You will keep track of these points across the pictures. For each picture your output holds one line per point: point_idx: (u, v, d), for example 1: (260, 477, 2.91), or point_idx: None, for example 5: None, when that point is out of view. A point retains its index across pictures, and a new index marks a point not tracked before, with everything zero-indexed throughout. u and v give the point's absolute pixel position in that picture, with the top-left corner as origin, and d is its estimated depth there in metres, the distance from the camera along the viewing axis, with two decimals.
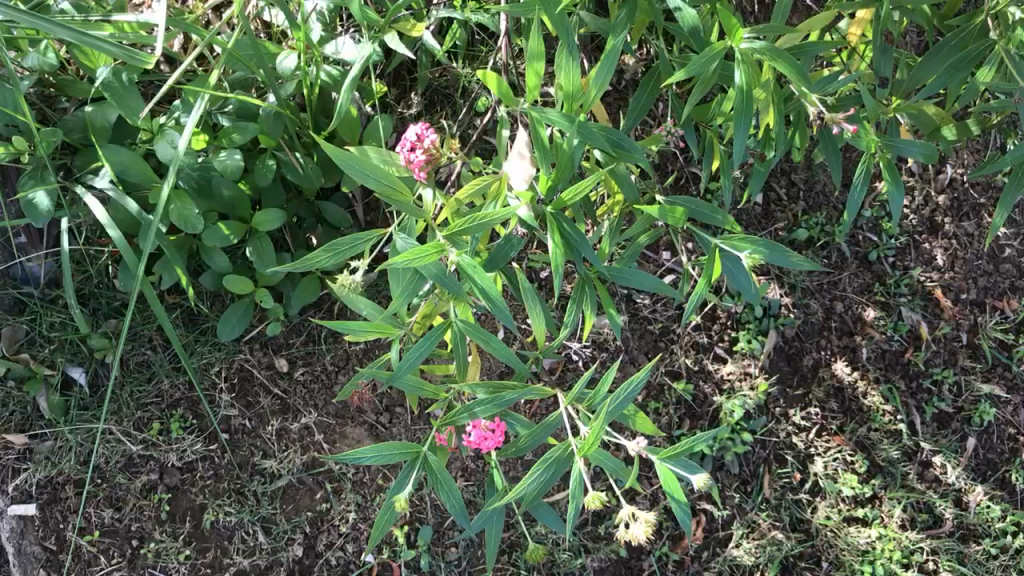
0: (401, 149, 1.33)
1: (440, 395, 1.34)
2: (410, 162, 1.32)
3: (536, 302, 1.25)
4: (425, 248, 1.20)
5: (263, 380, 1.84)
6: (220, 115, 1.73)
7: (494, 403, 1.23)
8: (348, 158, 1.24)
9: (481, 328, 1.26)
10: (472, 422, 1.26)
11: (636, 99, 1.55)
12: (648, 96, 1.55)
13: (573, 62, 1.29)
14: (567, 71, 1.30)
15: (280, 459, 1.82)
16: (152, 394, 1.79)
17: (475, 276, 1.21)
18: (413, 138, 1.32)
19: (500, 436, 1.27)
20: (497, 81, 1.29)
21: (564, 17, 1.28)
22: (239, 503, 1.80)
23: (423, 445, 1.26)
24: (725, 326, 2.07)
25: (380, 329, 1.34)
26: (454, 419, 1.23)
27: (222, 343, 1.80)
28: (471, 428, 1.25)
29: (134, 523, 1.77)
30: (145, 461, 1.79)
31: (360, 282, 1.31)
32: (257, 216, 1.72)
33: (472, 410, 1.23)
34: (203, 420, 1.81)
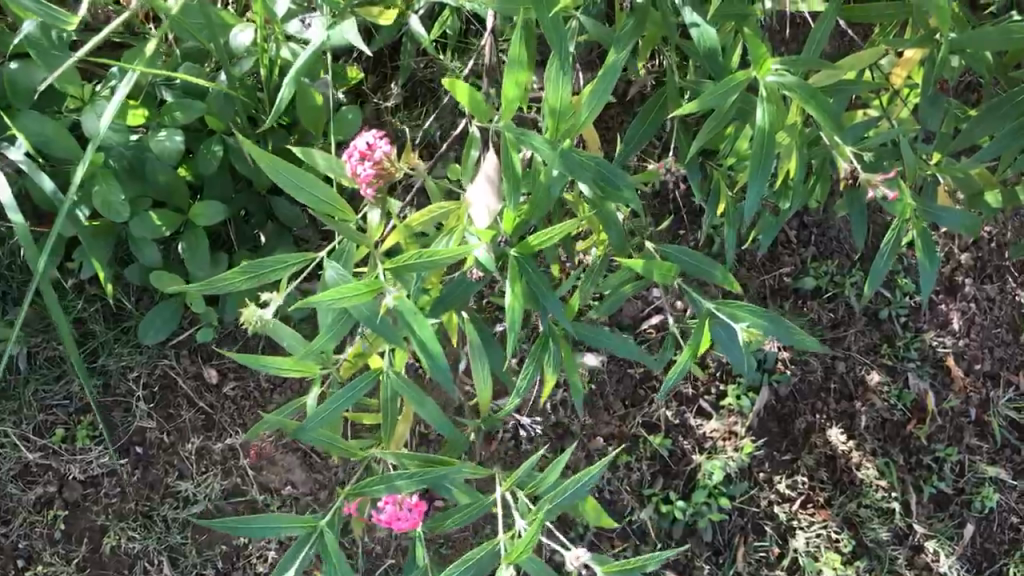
0: (346, 155, 1.14)
1: (353, 456, 1.13)
2: (356, 174, 1.13)
3: (484, 359, 1.09)
4: (357, 285, 1.02)
5: (188, 391, 1.63)
6: (164, 89, 1.52)
7: (418, 476, 1.05)
8: (279, 166, 1.07)
9: (414, 386, 1.09)
10: (386, 497, 1.08)
11: (636, 125, 1.34)
12: (650, 121, 1.34)
13: (563, 78, 1.07)
14: (555, 88, 1.07)
15: (198, 482, 1.61)
16: (58, 396, 1.58)
17: (413, 323, 1.04)
18: (362, 145, 1.13)
19: (417, 519, 1.08)
20: (468, 92, 1.08)
21: (559, 23, 1.06)
22: (145, 529, 1.59)
23: (321, 517, 1.07)
24: (713, 378, 1.87)
25: (293, 368, 1.14)
26: (367, 488, 1.05)
27: (144, 346, 1.59)
28: (383, 502, 1.08)
29: (22, 541, 1.56)
30: (43, 471, 1.57)
31: (270, 319, 1.00)
32: (194, 208, 1.51)
33: (391, 481, 1.05)
34: (115, 431, 1.60)
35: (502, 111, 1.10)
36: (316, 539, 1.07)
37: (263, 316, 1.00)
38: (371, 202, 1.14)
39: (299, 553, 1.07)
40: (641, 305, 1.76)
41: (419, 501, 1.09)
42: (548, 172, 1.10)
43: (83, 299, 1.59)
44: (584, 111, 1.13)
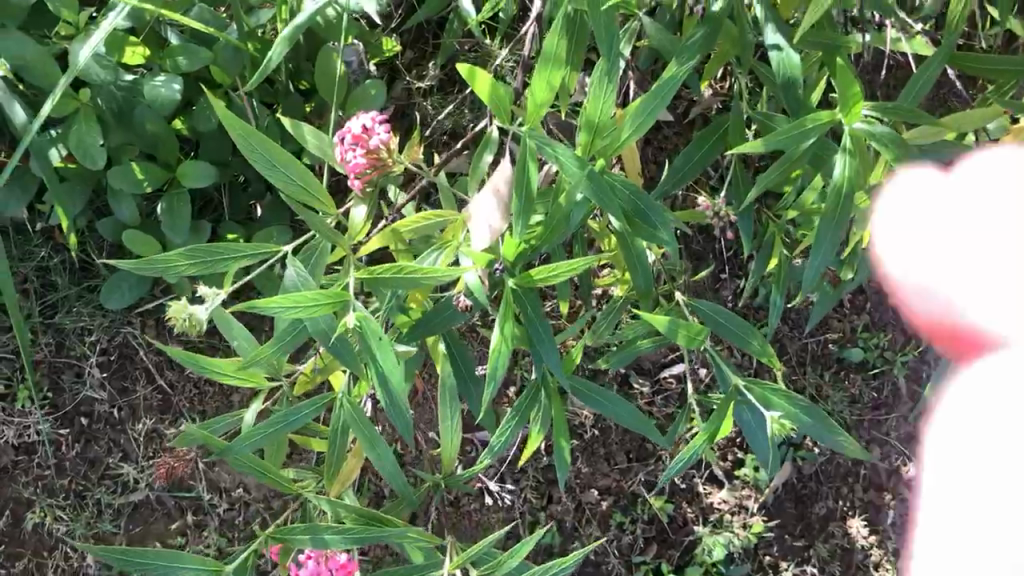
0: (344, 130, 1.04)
1: (284, 489, 1.02)
2: (344, 154, 1.04)
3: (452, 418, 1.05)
4: (316, 295, 0.91)
5: (148, 366, 1.47)
6: (170, 29, 1.35)
7: (347, 535, 0.95)
8: (254, 143, 0.99)
9: (368, 426, 0.98)
10: (309, 553, 0.99)
11: (687, 154, 1.15)
12: (704, 152, 1.16)
13: (605, 91, 0.89)
14: (596, 101, 0.89)
15: (141, 468, 1.46)
16: (5, 350, 1.42)
17: (376, 352, 0.92)
18: (359, 127, 1.02)
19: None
20: (491, 84, 0.90)
21: (611, 21, 0.88)
22: (75, 510, 1.44)
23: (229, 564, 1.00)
24: (732, 443, 1.68)
25: (241, 377, 1.03)
26: (289, 535, 0.94)
27: (107, 310, 1.43)
28: (304, 558, 0.99)
29: None
30: None
31: (205, 320, 0.92)
32: (181, 166, 1.35)
33: (319, 534, 0.94)
34: (60, 396, 1.45)
35: (527, 115, 0.90)
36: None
37: (196, 315, 0.92)
38: (358, 198, 1.09)
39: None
40: (665, 351, 1.58)
41: (348, 561, 0.98)
42: (573, 196, 0.91)
43: (49, 248, 1.43)
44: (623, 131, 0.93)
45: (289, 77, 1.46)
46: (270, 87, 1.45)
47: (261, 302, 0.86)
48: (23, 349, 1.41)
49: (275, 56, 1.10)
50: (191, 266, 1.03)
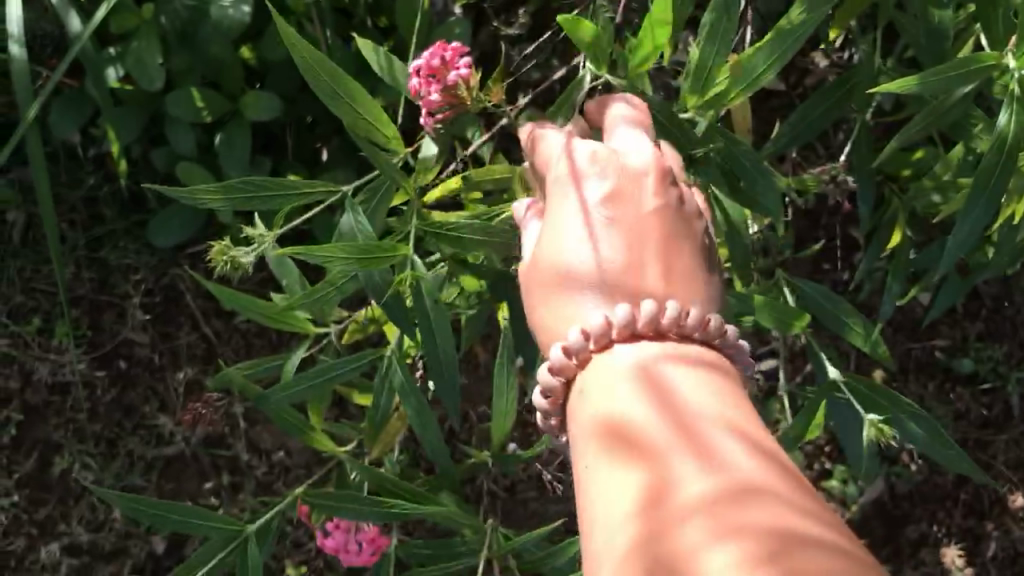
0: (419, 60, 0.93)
1: (318, 446, 0.95)
2: (421, 87, 0.92)
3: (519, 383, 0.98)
4: (375, 247, 0.83)
5: (195, 311, 1.36)
6: None
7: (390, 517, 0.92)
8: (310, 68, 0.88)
9: (416, 395, 0.92)
10: (338, 521, 1.00)
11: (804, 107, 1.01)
12: (821, 111, 1.02)
13: (722, 30, 0.86)
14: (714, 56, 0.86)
15: (178, 420, 1.35)
16: (47, 280, 1.33)
17: (432, 312, 0.89)
18: (439, 55, 0.91)
19: (368, 556, 1.00)
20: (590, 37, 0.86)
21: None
22: (105, 459, 1.34)
23: (251, 526, 0.97)
24: (820, 452, 1.51)
25: (285, 322, 0.95)
26: (327, 507, 0.91)
27: (155, 248, 1.33)
28: (332, 528, 1.00)
29: None
30: (5, 362, 1.33)
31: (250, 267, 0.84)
32: (246, 97, 1.24)
33: (360, 512, 0.92)
34: (99, 336, 1.35)
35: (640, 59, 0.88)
36: (237, 546, 0.97)
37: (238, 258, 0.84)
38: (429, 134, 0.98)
39: (216, 556, 0.97)
40: (755, 342, 1.43)
41: (377, 536, 1.01)
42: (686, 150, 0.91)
43: (100, 176, 1.34)
44: (730, 90, 0.88)
45: (368, 10, 1.34)
46: (346, 22, 1.34)
47: (309, 249, 0.78)
48: (64, 281, 1.32)
49: None
50: (242, 203, 0.93)
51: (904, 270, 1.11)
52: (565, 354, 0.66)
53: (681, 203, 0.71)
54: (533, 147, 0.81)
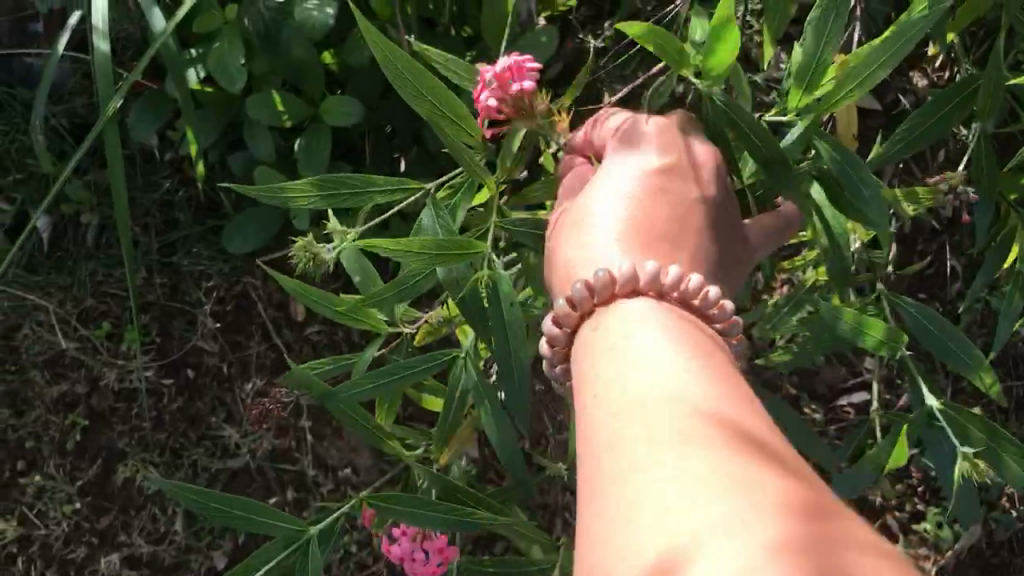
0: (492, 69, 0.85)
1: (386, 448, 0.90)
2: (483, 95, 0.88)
3: None
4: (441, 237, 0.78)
5: (265, 321, 1.33)
6: None
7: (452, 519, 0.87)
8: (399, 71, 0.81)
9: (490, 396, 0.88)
10: (406, 528, 0.96)
11: (929, 107, 0.92)
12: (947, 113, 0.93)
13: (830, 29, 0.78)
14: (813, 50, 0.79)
15: (244, 432, 1.31)
16: (119, 285, 1.31)
17: (506, 316, 0.82)
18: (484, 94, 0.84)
19: (434, 566, 0.94)
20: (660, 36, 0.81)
21: None
22: (169, 469, 1.31)
23: (316, 526, 0.93)
24: (912, 492, 1.43)
25: (355, 318, 0.90)
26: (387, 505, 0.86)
27: (228, 254, 1.30)
28: (399, 535, 0.96)
29: (28, 441, 1.29)
30: (74, 366, 1.31)
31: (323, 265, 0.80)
32: (326, 101, 1.21)
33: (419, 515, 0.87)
34: (168, 343, 1.32)
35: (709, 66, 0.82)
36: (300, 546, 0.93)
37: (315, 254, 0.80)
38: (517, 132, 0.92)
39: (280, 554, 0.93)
40: (844, 372, 1.35)
41: (447, 546, 0.95)
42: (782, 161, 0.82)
43: (175, 180, 1.31)
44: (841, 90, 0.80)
45: (452, 19, 1.30)
46: (429, 31, 1.30)
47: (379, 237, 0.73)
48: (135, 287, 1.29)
49: None
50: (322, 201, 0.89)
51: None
52: (590, 288, 0.69)
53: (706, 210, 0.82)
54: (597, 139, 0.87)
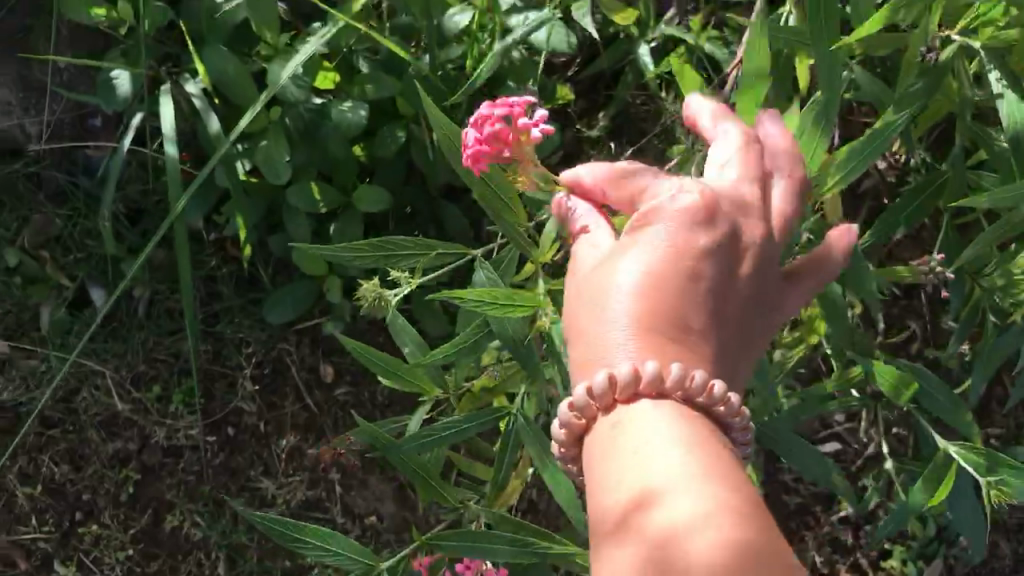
0: (474, 136, 0.89)
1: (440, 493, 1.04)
2: (505, 109, 0.88)
3: None
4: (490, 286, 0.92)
5: (298, 383, 1.48)
6: (363, 59, 1.39)
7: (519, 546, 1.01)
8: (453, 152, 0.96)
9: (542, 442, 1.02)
10: (467, 564, 1.08)
11: (906, 197, 1.13)
12: (920, 200, 1.13)
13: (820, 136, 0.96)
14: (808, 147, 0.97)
15: (279, 484, 1.46)
16: (168, 351, 1.46)
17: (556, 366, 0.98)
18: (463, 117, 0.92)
19: None
20: None
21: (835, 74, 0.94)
22: (212, 518, 1.44)
23: (381, 560, 1.02)
24: (881, 532, 1.59)
25: (411, 382, 1.06)
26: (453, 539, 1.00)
27: (267, 323, 1.46)
28: (461, 568, 1.08)
29: (85, 493, 1.43)
30: (127, 426, 1.45)
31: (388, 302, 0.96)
32: (358, 189, 1.37)
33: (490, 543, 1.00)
34: (211, 404, 1.47)
35: None
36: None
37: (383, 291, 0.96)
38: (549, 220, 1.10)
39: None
40: (817, 425, 1.52)
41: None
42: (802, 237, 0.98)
43: (219, 257, 1.47)
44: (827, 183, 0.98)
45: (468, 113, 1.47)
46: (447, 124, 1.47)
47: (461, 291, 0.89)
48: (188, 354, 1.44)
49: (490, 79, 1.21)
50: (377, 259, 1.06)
51: (987, 359, 1.18)
52: (614, 384, 0.71)
53: None
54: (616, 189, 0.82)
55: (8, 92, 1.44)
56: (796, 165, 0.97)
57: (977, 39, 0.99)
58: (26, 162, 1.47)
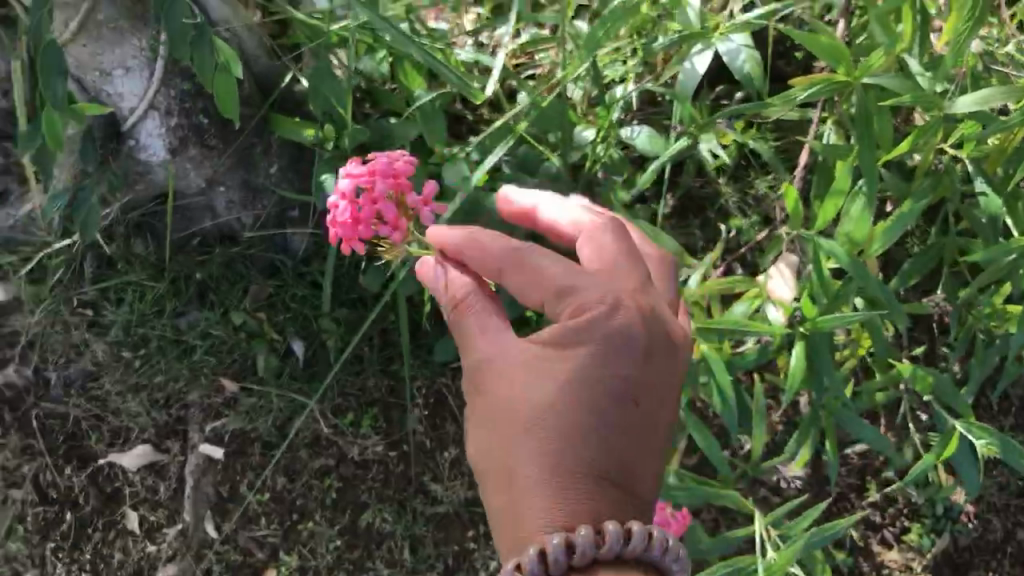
0: (351, 216, 1.25)
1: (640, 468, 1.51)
2: (387, 190, 1.26)
3: (762, 422, 1.49)
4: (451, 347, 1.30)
5: (455, 409, 1.91)
6: (505, 162, 1.87)
7: (692, 494, 1.46)
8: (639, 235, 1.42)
9: (704, 431, 1.48)
10: (661, 506, 1.50)
11: (912, 263, 1.60)
12: (924, 264, 1.60)
13: (867, 214, 1.46)
14: (860, 224, 1.47)
15: (446, 487, 1.88)
16: (355, 387, 1.88)
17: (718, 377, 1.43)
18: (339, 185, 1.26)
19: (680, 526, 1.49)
20: (795, 202, 1.46)
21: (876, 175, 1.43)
22: (398, 515, 1.87)
23: None
24: (901, 512, 2.03)
25: None
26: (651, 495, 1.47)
27: (432, 363, 1.88)
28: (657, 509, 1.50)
29: (299, 499, 1.87)
30: (328, 445, 1.88)
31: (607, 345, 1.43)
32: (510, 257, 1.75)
33: (674, 494, 1.46)
34: (392, 426, 1.89)
35: (815, 222, 1.48)
36: None
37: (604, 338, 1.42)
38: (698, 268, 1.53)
39: None
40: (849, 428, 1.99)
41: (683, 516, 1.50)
42: (869, 278, 1.44)
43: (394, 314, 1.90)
44: (874, 244, 1.49)
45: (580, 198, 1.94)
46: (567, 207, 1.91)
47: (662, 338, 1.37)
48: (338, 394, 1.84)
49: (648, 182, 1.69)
50: None
51: (983, 366, 1.65)
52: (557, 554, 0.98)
53: (593, 367, 1.06)
54: (532, 292, 1.11)
55: (233, 193, 1.84)
56: (850, 235, 1.48)
57: (962, 152, 1.52)
58: (241, 246, 1.90)
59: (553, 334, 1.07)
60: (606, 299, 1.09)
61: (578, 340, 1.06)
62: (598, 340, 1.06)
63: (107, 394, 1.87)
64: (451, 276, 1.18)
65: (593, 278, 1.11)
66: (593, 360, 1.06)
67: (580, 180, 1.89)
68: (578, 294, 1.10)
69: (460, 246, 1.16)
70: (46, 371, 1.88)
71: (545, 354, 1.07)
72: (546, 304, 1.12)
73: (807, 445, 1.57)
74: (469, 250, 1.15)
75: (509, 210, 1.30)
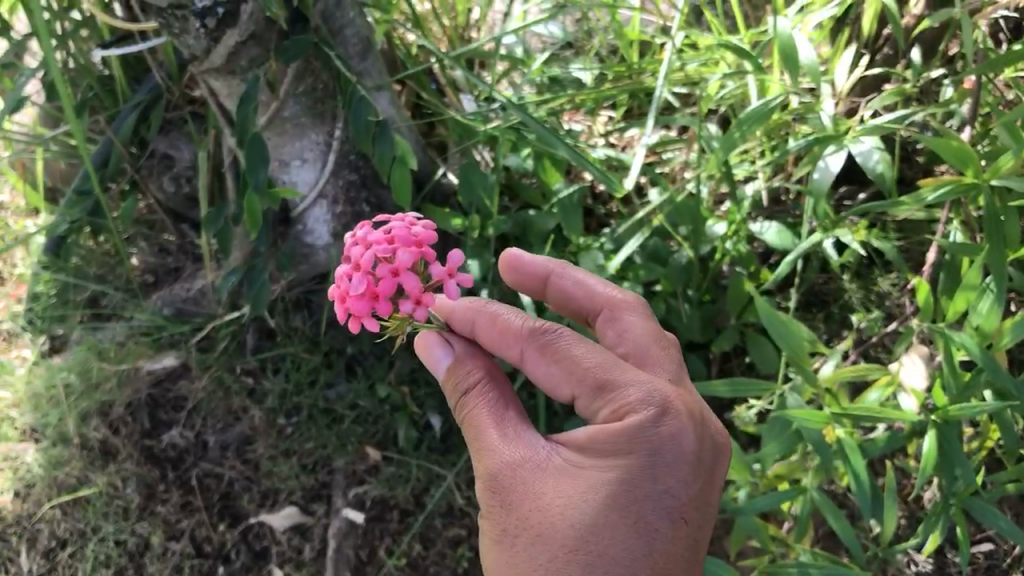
0: (368, 289, 1.16)
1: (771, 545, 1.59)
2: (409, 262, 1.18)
3: (894, 501, 1.53)
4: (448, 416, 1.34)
5: None
6: (636, 254, 1.98)
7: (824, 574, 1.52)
8: (775, 323, 1.53)
9: (835, 508, 1.53)
10: None
11: None
12: None
13: (997, 307, 1.52)
14: (989, 318, 1.53)
15: None
16: None
17: (851, 458, 1.50)
18: (355, 254, 1.17)
19: None
20: (926, 293, 1.54)
21: (1004, 271, 1.50)
22: None
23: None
24: None
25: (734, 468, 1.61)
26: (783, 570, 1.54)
27: None
28: None
29: (433, 566, 1.96)
30: (462, 516, 1.97)
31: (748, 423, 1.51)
32: None
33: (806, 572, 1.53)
34: None
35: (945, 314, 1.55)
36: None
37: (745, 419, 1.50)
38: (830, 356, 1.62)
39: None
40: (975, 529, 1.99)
41: None
42: (1000, 370, 1.47)
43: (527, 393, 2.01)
44: (1005, 338, 1.52)
45: (708, 290, 2.03)
46: (695, 296, 2.01)
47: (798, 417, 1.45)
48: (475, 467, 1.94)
49: (781, 271, 1.77)
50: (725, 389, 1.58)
51: None
52: None
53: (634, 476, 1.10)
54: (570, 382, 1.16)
55: None
56: (978, 327, 1.54)
57: None
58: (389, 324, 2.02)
59: (597, 437, 1.12)
60: (652, 404, 1.12)
61: (623, 451, 1.10)
62: (644, 446, 1.10)
63: (260, 457, 2.02)
64: (458, 356, 1.25)
65: (634, 375, 1.16)
66: (638, 469, 1.10)
67: (708, 273, 1.99)
68: (625, 394, 1.13)
69: (492, 324, 1.22)
70: (206, 435, 2.04)
71: (588, 461, 1.11)
72: (578, 396, 1.16)
73: (936, 534, 1.59)
74: (486, 324, 1.22)
75: (519, 269, 1.38)
